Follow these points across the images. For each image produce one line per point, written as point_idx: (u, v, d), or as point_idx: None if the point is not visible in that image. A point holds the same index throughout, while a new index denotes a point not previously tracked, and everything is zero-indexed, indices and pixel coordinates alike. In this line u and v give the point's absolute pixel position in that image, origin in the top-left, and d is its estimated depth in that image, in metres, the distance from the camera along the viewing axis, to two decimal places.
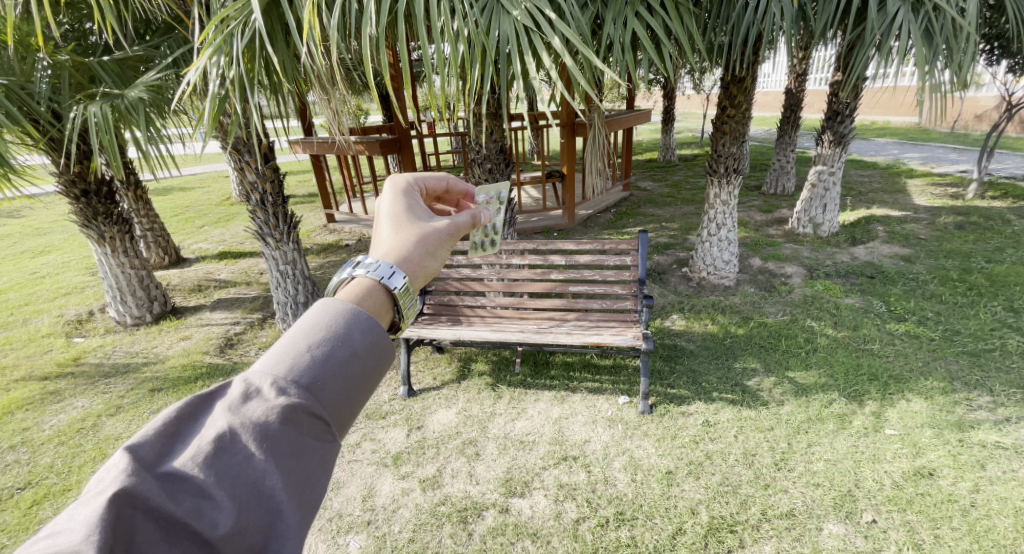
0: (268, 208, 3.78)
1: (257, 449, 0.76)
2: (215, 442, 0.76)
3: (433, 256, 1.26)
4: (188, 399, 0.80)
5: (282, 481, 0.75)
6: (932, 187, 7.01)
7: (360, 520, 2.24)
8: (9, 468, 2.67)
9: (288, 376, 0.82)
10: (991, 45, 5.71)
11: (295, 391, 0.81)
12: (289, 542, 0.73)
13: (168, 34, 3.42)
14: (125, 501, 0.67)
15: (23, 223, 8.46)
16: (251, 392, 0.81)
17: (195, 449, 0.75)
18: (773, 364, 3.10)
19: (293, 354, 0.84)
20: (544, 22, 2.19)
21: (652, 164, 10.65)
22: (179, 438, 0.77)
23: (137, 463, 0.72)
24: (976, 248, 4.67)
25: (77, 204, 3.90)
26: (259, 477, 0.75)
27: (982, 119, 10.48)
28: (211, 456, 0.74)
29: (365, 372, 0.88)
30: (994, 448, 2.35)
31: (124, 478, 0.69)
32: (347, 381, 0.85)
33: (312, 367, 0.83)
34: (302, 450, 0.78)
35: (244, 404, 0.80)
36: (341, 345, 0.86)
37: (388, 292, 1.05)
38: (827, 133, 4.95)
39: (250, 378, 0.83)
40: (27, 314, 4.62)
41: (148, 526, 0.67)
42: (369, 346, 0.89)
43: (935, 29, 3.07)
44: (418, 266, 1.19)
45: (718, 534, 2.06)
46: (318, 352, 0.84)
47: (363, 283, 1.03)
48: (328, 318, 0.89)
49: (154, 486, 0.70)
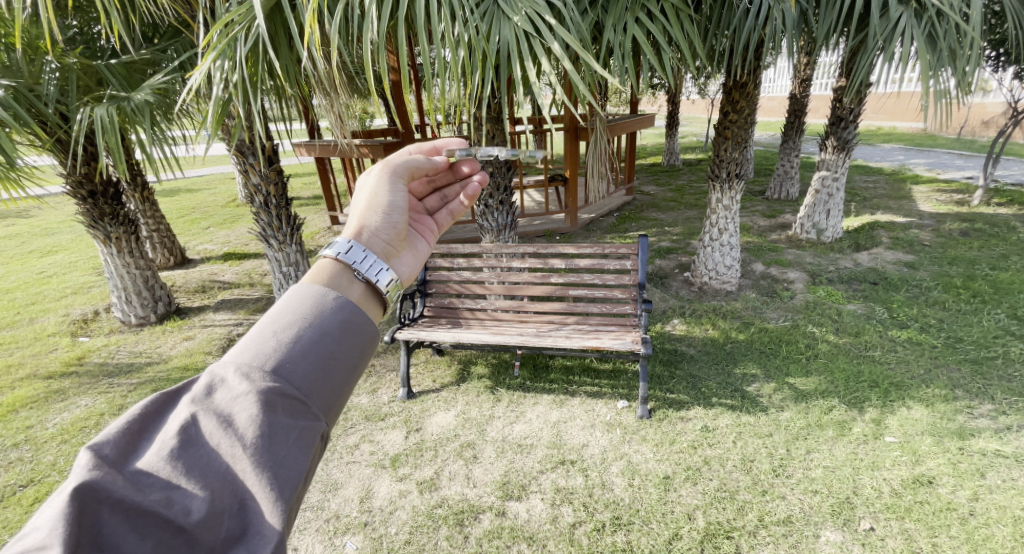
0: (271, 211, 3.81)
1: (227, 435, 0.76)
2: (182, 435, 0.76)
3: (376, 209, 1.27)
4: (153, 397, 0.80)
5: (253, 463, 0.74)
6: (937, 193, 6.97)
7: (357, 522, 2.24)
8: (11, 466, 2.69)
9: (254, 362, 0.82)
10: (996, 52, 5.68)
11: (262, 374, 0.81)
12: (268, 521, 0.72)
13: (175, 39, 3.50)
14: (89, 495, 0.67)
15: (31, 223, 8.56)
16: (216, 382, 0.81)
17: (160, 444, 0.74)
18: (773, 370, 3.09)
19: (259, 342, 0.85)
20: (544, 27, 2.20)
21: (655, 169, 10.67)
22: (145, 434, 0.77)
23: (100, 460, 0.71)
24: (980, 254, 4.64)
25: (84, 205, 3.94)
26: (231, 463, 0.74)
27: (989, 125, 10.40)
28: (179, 447, 0.74)
29: (339, 351, 0.88)
30: (994, 457, 2.34)
31: (87, 473, 0.69)
32: (320, 360, 0.85)
33: (279, 352, 0.83)
34: (276, 430, 0.77)
35: (211, 396, 0.80)
36: (310, 328, 0.87)
37: (346, 264, 1.02)
38: (830, 139, 4.93)
39: (216, 370, 0.83)
40: (33, 313, 4.68)
41: (115, 519, 0.67)
42: (340, 325, 0.89)
43: (939, 34, 3.05)
44: (361, 224, 1.20)
45: (715, 540, 2.06)
46: (287, 336, 0.85)
47: (318, 266, 1.01)
48: (294, 304, 0.90)
49: (118, 479, 0.70)
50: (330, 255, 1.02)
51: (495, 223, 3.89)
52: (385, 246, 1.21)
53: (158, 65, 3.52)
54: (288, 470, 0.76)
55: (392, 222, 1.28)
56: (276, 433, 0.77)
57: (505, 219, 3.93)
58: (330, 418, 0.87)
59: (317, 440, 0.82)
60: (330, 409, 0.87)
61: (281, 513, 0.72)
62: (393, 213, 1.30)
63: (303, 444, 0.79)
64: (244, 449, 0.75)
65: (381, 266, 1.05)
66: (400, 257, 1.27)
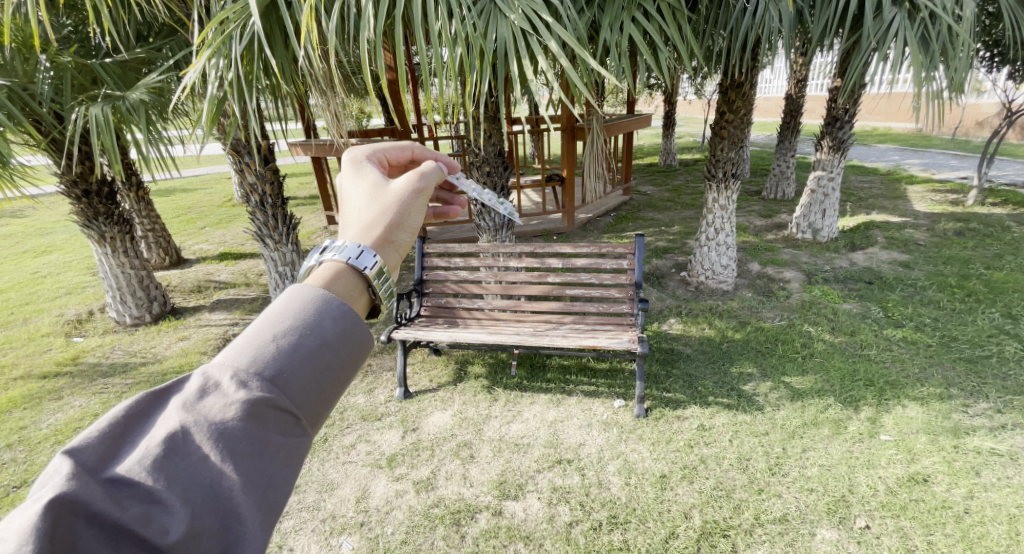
0: (268, 210, 3.81)
1: (215, 448, 0.73)
2: (167, 443, 0.72)
3: (393, 219, 1.23)
4: (138, 397, 0.77)
5: (241, 480, 0.72)
6: (932, 193, 7.01)
7: (353, 521, 2.24)
8: (5, 467, 2.67)
9: (250, 368, 0.80)
10: (990, 53, 5.74)
11: (259, 383, 0.79)
12: (250, 545, 0.69)
13: (171, 38, 3.52)
14: (64, 507, 0.63)
15: (25, 223, 8.51)
16: (208, 386, 0.79)
17: (144, 451, 0.71)
18: (769, 368, 3.10)
19: (257, 346, 0.82)
20: (540, 26, 2.18)
21: (652, 168, 10.68)
22: (128, 438, 0.74)
23: (79, 468, 0.68)
24: (975, 254, 4.67)
25: (79, 204, 3.93)
26: (217, 478, 0.72)
27: (983, 126, 10.49)
28: (162, 457, 0.71)
29: (335, 362, 0.86)
30: (989, 455, 2.35)
31: (63, 483, 0.65)
32: (316, 371, 0.83)
33: (277, 358, 0.81)
34: (267, 446, 0.75)
35: (200, 401, 0.77)
36: (309, 334, 0.84)
37: (361, 274, 1.02)
38: (826, 139, 4.95)
39: (209, 372, 0.81)
40: (27, 313, 4.64)
41: (89, 533, 0.63)
42: (340, 335, 0.87)
43: (932, 36, 3.08)
44: (379, 234, 1.16)
45: (711, 538, 2.06)
46: (285, 343, 0.83)
47: (332, 272, 1.01)
48: (296, 306, 0.88)
49: (97, 490, 0.66)
50: (346, 262, 1.02)
51: (492, 223, 3.90)
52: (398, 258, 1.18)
53: (153, 64, 3.53)
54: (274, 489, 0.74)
55: (405, 237, 1.25)
56: (265, 449, 0.75)
57: (503, 218, 3.93)
58: (317, 431, 0.86)
59: (304, 456, 0.80)
60: (319, 421, 0.86)
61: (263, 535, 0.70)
62: (415, 231, 1.29)
63: (290, 461, 0.78)
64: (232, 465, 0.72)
65: (391, 286, 1.05)
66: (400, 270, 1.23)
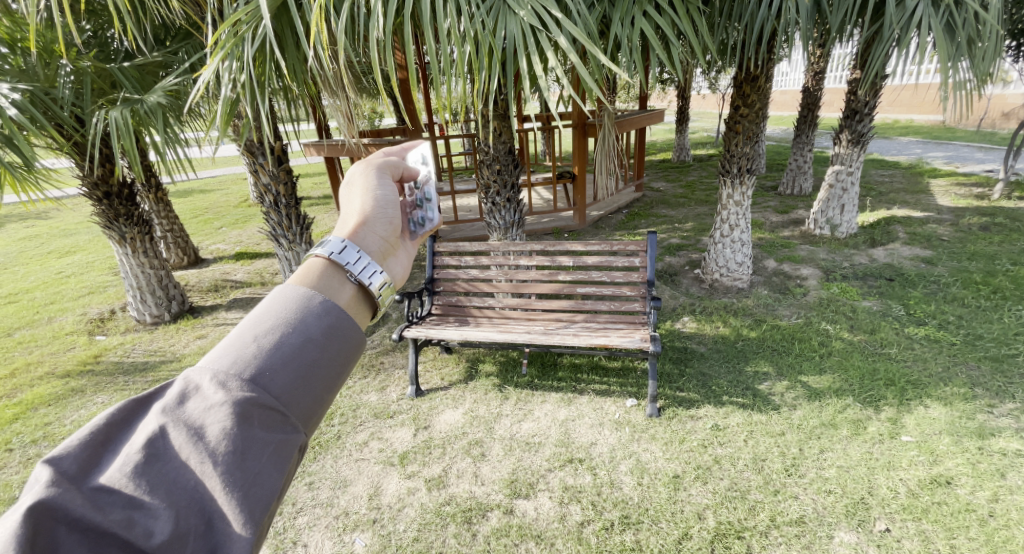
0: (281, 210, 3.84)
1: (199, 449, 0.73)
2: (148, 448, 0.74)
3: (372, 210, 1.30)
4: (121, 405, 0.78)
5: (224, 482, 0.72)
6: (956, 187, 6.82)
7: (365, 518, 2.25)
8: (30, 462, 2.75)
9: (230, 370, 0.80)
10: (1018, 41, 5.55)
11: (238, 384, 0.78)
12: (234, 544, 0.70)
13: (187, 40, 3.59)
14: (45, 513, 0.65)
15: (50, 225, 8.67)
16: (190, 390, 0.79)
17: (125, 457, 0.73)
18: (785, 367, 3.04)
19: (237, 348, 0.82)
20: (550, 21, 2.12)
21: (665, 165, 10.58)
22: (110, 445, 0.75)
23: (60, 476, 0.69)
24: (1002, 249, 4.53)
25: (100, 206, 4.01)
26: (201, 480, 0.72)
27: (1009, 117, 10.17)
28: (144, 463, 0.72)
29: (321, 360, 0.86)
30: (1015, 457, 2.27)
31: (44, 490, 0.66)
32: (301, 369, 0.83)
33: (258, 358, 0.81)
34: (251, 446, 0.75)
35: (181, 405, 0.77)
36: (292, 333, 0.85)
37: (341, 266, 1.03)
38: (845, 132, 4.82)
39: (190, 376, 0.81)
40: (51, 312, 4.77)
41: (73, 538, 0.65)
42: (325, 331, 0.87)
43: (958, 23, 2.95)
44: (361, 224, 1.23)
45: (724, 540, 2.03)
46: (267, 344, 0.83)
47: (311, 266, 1.02)
48: (277, 307, 0.88)
49: (78, 497, 0.67)
50: (322, 255, 1.03)
51: (502, 221, 3.90)
52: (381, 245, 1.23)
53: (170, 67, 3.59)
54: (259, 488, 0.74)
55: (390, 218, 1.32)
56: (249, 449, 0.75)
57: (513, 216, 3.91)
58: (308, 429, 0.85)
59: (293, 453, 0.80)
60: (308, 419, 0.85)
61: (249, 533, 0.70)
62: (392, 221, 1.32)
63: (277, 461, 0.77)
64: (213, 467, 0.73)
65: (373, 268, 1.05)
66: (397, 255, 1.28)
